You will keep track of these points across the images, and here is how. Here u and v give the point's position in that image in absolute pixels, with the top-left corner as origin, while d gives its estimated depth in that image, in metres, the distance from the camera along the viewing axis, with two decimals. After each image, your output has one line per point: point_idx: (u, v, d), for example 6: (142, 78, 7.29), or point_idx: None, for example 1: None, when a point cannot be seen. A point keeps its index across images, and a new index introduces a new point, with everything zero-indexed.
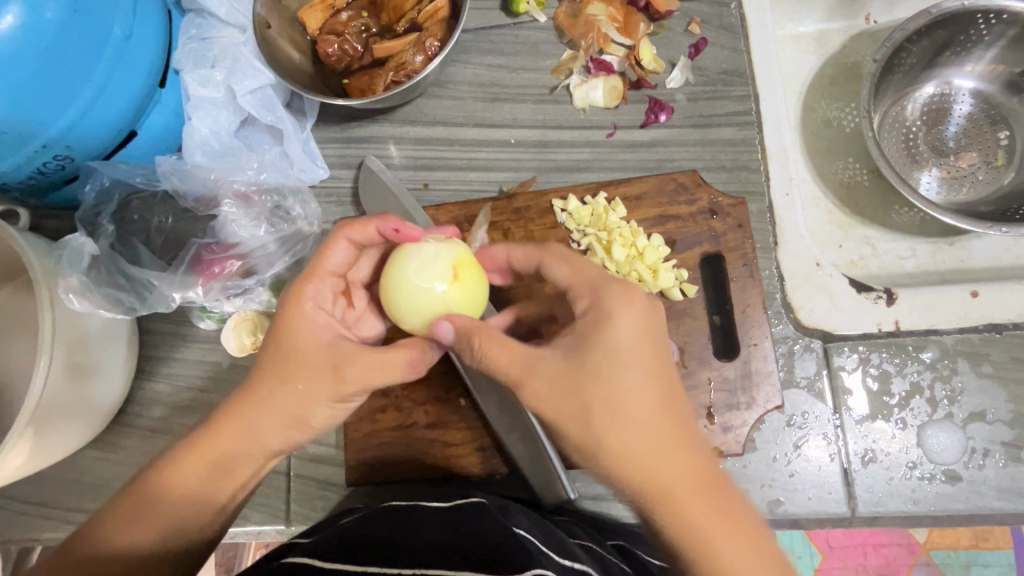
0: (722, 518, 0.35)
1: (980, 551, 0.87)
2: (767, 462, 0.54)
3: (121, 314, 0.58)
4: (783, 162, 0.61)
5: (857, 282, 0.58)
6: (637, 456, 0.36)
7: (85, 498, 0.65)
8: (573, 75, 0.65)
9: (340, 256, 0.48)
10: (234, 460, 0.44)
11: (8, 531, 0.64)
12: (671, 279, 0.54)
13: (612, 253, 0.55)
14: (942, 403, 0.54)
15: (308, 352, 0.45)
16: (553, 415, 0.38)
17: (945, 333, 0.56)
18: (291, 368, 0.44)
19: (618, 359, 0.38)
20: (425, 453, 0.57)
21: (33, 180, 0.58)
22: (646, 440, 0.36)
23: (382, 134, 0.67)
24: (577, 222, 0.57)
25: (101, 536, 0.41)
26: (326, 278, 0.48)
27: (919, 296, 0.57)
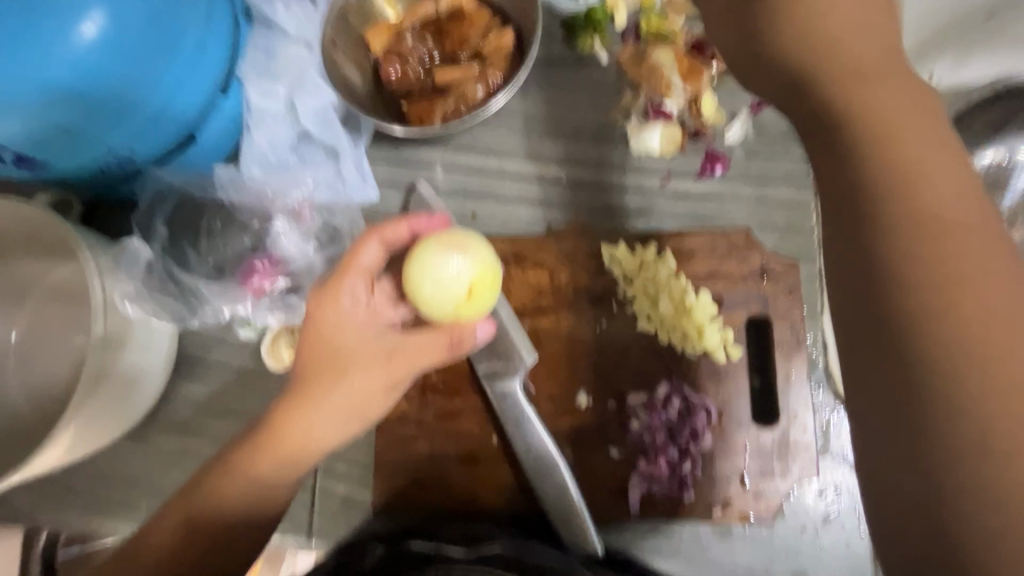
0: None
1: None
2: (796, 530, 0.54)
3: (170, 324, 0.60)
4: None
5: None
6: (936, 267, 0.28)
7: (111, 488, 0.66)
8: (631, 119, 0.64)
9: (371, 256, 0.49)
10: (284, 450, 0.48)
11: (36, 513, 0.66)
12: (717, 339, 0.54)
13: (658, 308, 0.55)
14: None
15: (342, 346, 0.49)
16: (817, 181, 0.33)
17: None
18: (331, 357, 0.49)
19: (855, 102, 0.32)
20: (452, 484, 0.58)
21: (93, 177, 0.59)
22: (953, 273, 0.28)
23: (433, 159, 0.67)
24: (624, 270, 0.57)
25: (173, 518, 0.48)
26: (359, 275, 0.49)
27: None
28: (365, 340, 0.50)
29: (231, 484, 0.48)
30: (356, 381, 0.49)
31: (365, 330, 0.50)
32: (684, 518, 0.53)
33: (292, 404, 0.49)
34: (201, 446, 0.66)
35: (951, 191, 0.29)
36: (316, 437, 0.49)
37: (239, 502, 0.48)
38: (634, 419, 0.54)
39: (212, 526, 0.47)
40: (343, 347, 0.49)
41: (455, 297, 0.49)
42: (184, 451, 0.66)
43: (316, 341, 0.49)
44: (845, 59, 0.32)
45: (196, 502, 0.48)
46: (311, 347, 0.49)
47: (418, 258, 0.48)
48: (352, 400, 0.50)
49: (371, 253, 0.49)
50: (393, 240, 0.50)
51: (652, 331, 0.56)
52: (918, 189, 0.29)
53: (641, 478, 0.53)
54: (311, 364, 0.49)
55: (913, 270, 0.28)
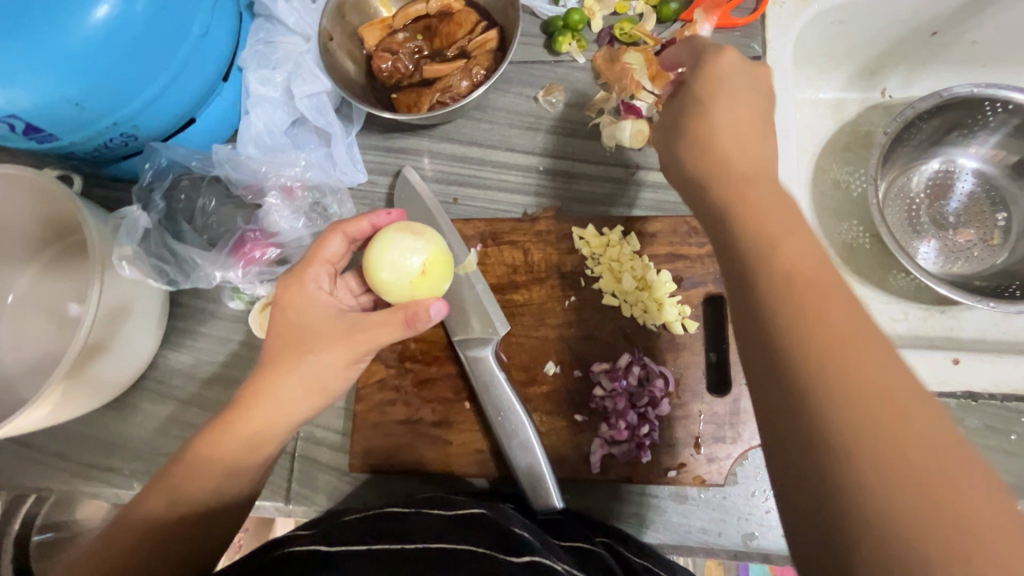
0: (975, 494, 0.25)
1: None
2: (746, 495, 0.57)
3: (164, 285, 0.63)
4: None
5: None
6: (789, 307, 0.32)
7: (96, 453, 0.68)
8: (604, 114, 0.69)
9: (334, 247, 0.56)
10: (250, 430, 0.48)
11: (21, 477, 0.68)
12: (675, 313, 0.58)
13: (622, 284, 0.59)
14: None
15: (308, 328, 0.52)
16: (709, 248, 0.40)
17: None
18: (296, 336, 0.51)
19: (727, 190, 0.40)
20: (426, 448, 0.60)
21: (97, 152, 0.63)
22: (806, 310, 0.32)
23: (420, 148, 0.72)
24: (591, 250, 0.62)
25: (137, 509, 0.45)
26: (322, 266, 0.55)
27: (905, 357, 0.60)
28: (328, 317, 0.52)
29: (191, 472, 0.46)
30: (319, 357, 0.50)
31: (327, 309, 0.53)
32: (642, 481, 0.57)
33: (252, 391, 0.49)
34: (186, 413, 0.68)
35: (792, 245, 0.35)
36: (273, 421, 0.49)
37: (202, 488, 0.46)
38: (598, 386, 0.58)
39: (171, 521, 0.44)
40: (306, 325, 0.52)
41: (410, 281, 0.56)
42: (169, 418, 0.68)
43: (285, 326, 0.52)
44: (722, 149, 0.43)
45: (159, 493, 0.45)
46: (279, 330, 0.52)
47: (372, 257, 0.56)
48: (311, 377, 0.50)
49: (334, 244, 0.56)
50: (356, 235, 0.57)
51: (617, 304, 0.60)
52: (783, 250, 0.35)
53: (603, 441, 0.57)
54: (280, 345, 0.51)
55: (768, 316, 0.33)
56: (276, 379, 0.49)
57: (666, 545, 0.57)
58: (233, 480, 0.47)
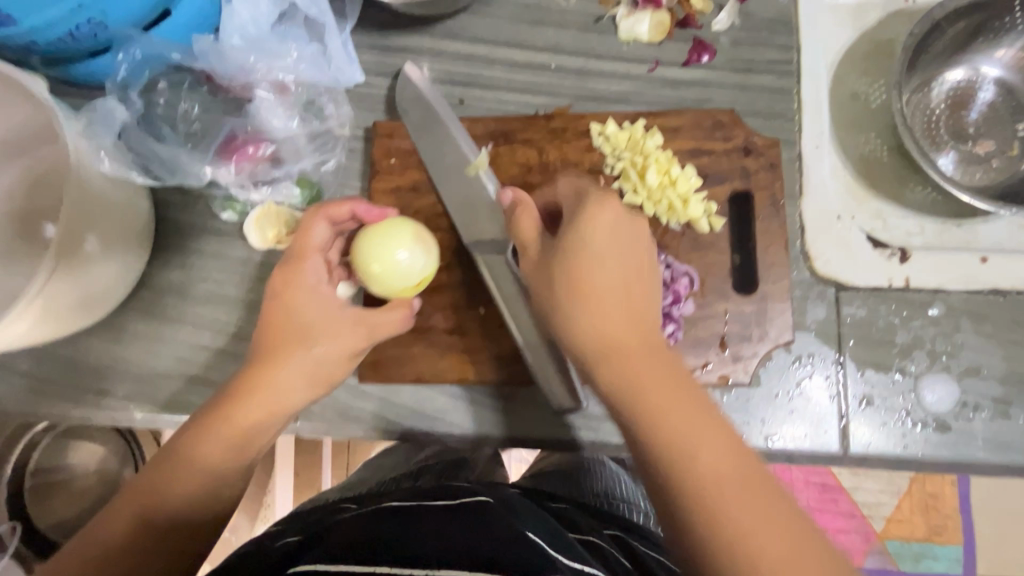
0: (731, 457, 0.38)
1: (933, 544, 1.07)
2: (770, 397, 0.56)
3: (149, 182, 0.59)
4: (816, 115, 0.62)
5: (873, 239, 0.60)
6: (642, 418, 0.40)
7: (87, 377, 0.64)
8: (621, 4, 0.64)
9: (321, 234, 0.51)
10: (252, 436, 0.47)
11: (9, 403, 0.64)
12: (700, 210, 0.56)
13: (646, 179, 0.56)
14: (940, 357, 0.56)
15: (307, 320, 0.49)
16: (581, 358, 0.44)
17: (952, 292, 0.58)
18: (293, 332, 0.48)
19: (588, 304, 0.44)
20: (441, 356, 0.58)
21: (60, 43, 0.55)
22: (651, 425, 0.40)
23: (421, 46, 0.66)
24: (612, 146, 0.58)
25: (102, 525, 0.43)
26: (317, 254, 0.51)
27: (932, 257, 0.59)
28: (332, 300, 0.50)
29: (175, 491, 0.45)
30: (321, 350, 0.48)
31: (328, 300, 0.50)
32: None
33: (246, 388, 0.47)
34: (181, 334, 0.65)
35: (626, 299, 0.44)
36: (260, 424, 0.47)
37: (185, 507, 0.45)
38: None
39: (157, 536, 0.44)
40: (305, 318, 0.49)
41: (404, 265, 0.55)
42: (163, 339, 0.64)
43: (285, 316, 0.49)
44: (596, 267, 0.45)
45: (126, 510, 0.44)
46: (274, 322, 0.49)
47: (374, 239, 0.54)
48: (311, 376, 0.48)
49: (319, 231, 0.51)
50: (341, 217, 0.52)
51: (639, 203, 0.57)
52: (620, 352, 0.43)
53: None
54: (270, 339, 0.48)
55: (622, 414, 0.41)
56: (270, 378, 0.47)
57: None
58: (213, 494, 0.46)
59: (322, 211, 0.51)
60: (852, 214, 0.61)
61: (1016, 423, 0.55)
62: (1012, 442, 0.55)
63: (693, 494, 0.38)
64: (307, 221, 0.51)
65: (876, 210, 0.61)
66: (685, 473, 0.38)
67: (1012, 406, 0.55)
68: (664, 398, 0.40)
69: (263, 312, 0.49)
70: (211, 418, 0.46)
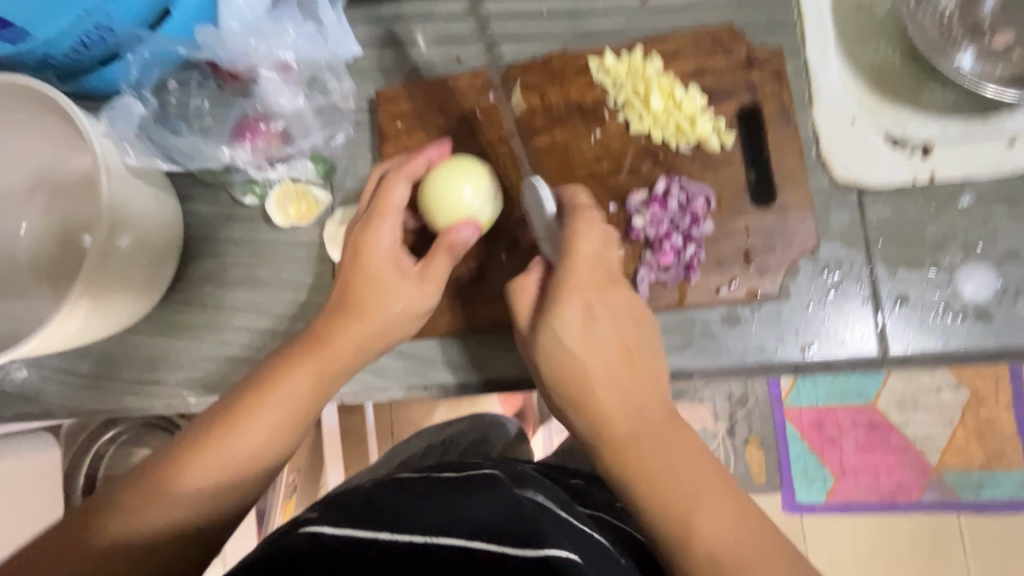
0: (732, 516, 0.42)
1: (996, 472, 1.03)
2: (801, 308, 0.56)
3: (172, 169, 0.61)
4: (819, 18, 0.60)
5: (893, 138, 0.58)
6: (628, 441, 0.46)
7: (140, 371, 0.68)
8: None
9: (400, 195, 0.56)
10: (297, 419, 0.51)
11: (72, 403, 0.68)
12: (708, 126, 0.57)
13: (650, 104, 0.57)
14: (976, 247, 0.55)
15: (388, 274, 0.55)
16: (573, 384, 0.50)
17: (983, 179, 0.56)
18: (376, 286, 0.54)
19: (581, 333, 0.50)
20: (472, 307, 0.60)
21: (74, 54, 0.57)
22: (632, 444, 0.46)
23: (412, 11, 0.67)
24: (613, 77, 0.60)
25: (99, 523, 0.44)
26: (395, 215, 0.56)
27: (958, 147, 0.57)
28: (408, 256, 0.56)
29: (186, 484, 0.47)
30: (398, 301, 0.55)
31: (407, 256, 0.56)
32: (692, 305, 0.56)
33: (277, 372, 0.52)
34: (221, 320, 0.67)
35: (615, 328, 0.50)
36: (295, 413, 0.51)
37: (191, 501, 0.46)
38: (637, 216, 0.57)
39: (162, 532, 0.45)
40: (394, 269, 0.55)
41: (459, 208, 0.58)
42: (204, 327, 0.68)
43: (363, 272, 0.55)
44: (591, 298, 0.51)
45: (135, 500, 0.45)
46: (353, 280, 0.55)
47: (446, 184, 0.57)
48: (392, 323, 0.55)
49: (400, 190, 0.56)
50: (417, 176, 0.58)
51: (646, 131, 0.58)
52: (605, 377, 0.49)
53: (649, 267, 0.56)
54: (344, 300, 0.55)
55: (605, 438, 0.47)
56: (354, 330, 0.54)
57: (727, 369, 0.56)
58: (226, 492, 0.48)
59: (406, 174, 0.58)
60: (871, 114, 0.59)
61: None
62: None
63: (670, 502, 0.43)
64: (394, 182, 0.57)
65: (900, 101, 0.59)
66: (683, 531, 0.42)
67: None
68: (665, 464, 0.44)
69: (341, 272, 0.56)
70: (251, 398, 0.50)
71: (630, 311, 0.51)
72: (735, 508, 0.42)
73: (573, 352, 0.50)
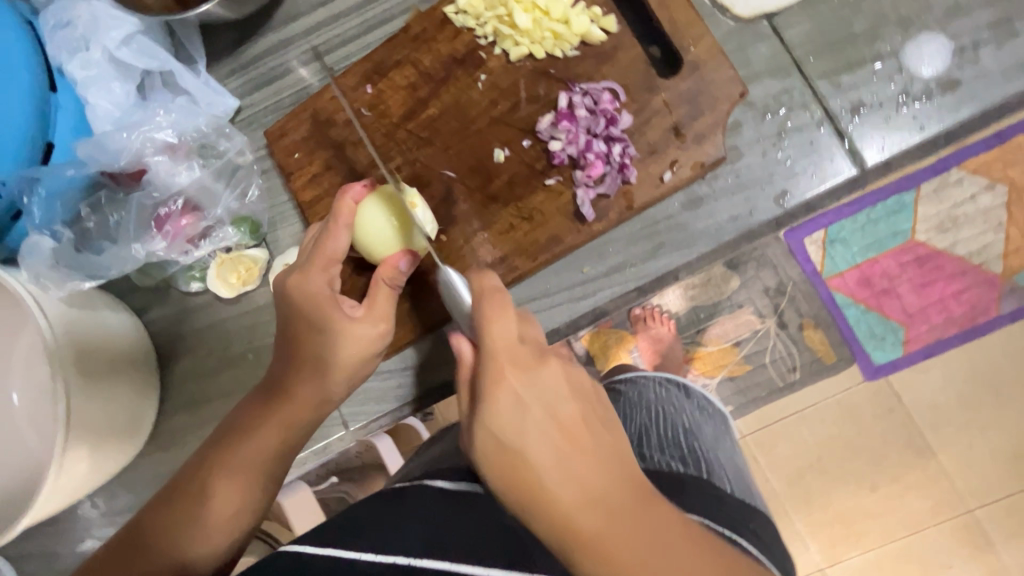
0: (633, 516, 0.50)
1: (891, 323, 1.51)
2: None
3: None
4: (712, 105, 0.75)
5: (793, 182, 0.76)
6: (573, 521, 0.49)
7: (179, 522, 0.68)
8: (525, 62, 0.80)
9: (493, 306, 0.61)
10: (540, 499, 0.51)
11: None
12: (586, 26, 0.76)
13: (526, 27, 0.77)
14: (847, 138, 0.75)
15: (494, 363, 0.57)
16: (520, 473, 0.52)
17: (865, 170, 0.75)
18: (492, 377, 0.56)
19: (528, 423, 0.54)
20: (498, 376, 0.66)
21: None
22: (578, 524, 0.49)
23: None
24: (529, 42, 0.78)
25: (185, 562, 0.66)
26: (504, 319, 0.60)
27: (844, 167, 0.75)
28: (486, 350, 0.58)
29: (195, 550, 0.67)
30: (537, 407, 0.55)
31: (503, 342, 0.58)
32: None
33: (508, 456, 0.53)
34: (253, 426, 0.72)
35: (567, 408, 0.56)
36: (575, 503, 0.50)
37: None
38: None
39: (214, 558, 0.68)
40: (511, 364, 0.57)
41: (382, 220, 0.77)
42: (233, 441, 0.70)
43: (501, 358, 0.57)
44: (547, 388, 0.56)
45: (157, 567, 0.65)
46: (500, 362, 0.57)
47: (375, 214, 0.77)
48: (597, 430, 0.56)
49: (491, 305, 0.61)
50: (492, 283, 0.64)
51: (534, 53, 0.79)
52: (546, 459, 0.52)
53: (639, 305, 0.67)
54: (498, 392, 0.55)
55: (554, 522, 0.50)
56: (512, 417, 0.54)
57: None
58: (218, 536, 0.68)
59: (497, 290, 0.62)
60: (770, 175, 0.77)
61: (906, 107, 0.74)
62: (909, 127, 0.74)
63: (624, 568, 0.47)
64: (484, 293, 0.62)
65: (808, 141, 0.76)
66: (598, 553, 0.48)
67: (900, 99, 0.74)
68: (573, 484, 0.51)
69: (483, 350, 0.58)
70: (512, 474, 0.53)
71: (567, 387, 0.57)
72: (674, 542, 0.49)
73: (521, 442, 0.53)
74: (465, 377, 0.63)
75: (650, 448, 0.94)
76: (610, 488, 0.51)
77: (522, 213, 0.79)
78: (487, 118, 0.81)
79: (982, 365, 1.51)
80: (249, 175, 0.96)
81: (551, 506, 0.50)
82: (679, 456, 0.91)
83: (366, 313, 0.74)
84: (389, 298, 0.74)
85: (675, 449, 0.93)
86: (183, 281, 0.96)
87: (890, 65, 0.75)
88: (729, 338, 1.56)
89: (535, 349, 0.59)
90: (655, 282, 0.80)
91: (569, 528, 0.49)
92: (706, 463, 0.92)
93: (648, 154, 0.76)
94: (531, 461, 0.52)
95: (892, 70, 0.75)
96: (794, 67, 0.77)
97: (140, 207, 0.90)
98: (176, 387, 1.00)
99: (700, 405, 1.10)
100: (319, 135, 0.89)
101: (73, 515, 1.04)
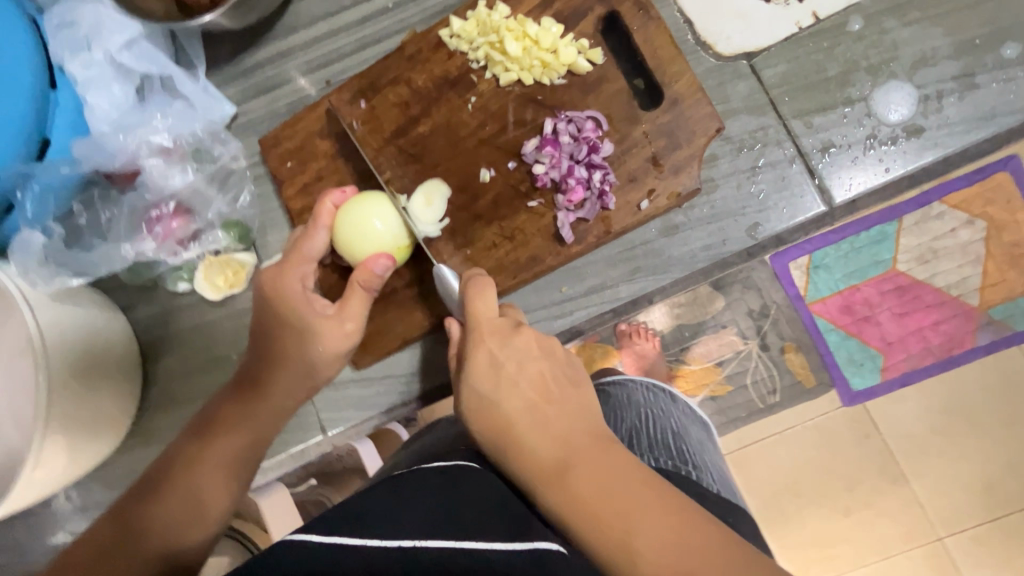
0: (601, 462, 0.56)
1: (867, 346, 1.54)
2: None
3: None
4: (691, 139, 0.78)
5: (766, 214, 0.80)
6: (543, 465, 0.57)
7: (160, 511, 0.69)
8: (514, 88, 0.83)
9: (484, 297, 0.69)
10: (517, 443, 0.59)
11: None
12: (573, 57, 0.80)
13: (516, 56, 0.80)
14: (818, 176, 0.79)
15: (476, 323, 0.67)
16: (495, 421, 0.61)
17: (834, 206, 0.79)
18: (475, 338, 0.66)
19: (502, 378, 0.63)
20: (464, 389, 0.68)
21: None
22: (546, 465, 0.57)
23: None
24: (518, 69, 0.81)
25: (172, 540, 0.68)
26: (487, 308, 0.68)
27: (815, 203, 0.79)
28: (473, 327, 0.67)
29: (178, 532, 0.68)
30: (512, 359, 0.64)
31: (490, 319, 0.67)
32: None
33: (485, 406, 0.62)
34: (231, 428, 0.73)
35: (537, 364, 0.64)
36: (546, 450, 0.58)
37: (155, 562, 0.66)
38: None
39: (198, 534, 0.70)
40: (494, 336, 0.66)
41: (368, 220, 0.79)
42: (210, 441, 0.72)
43: (482, 322, 0.67)
44: (522, 351, 0.65)
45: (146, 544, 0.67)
46: (479, 327, 0.66)
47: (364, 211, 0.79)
48: (570, 391, 0.63)
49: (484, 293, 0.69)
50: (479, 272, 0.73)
51: (524, 80, 0.82)
52: (516, 406, 0.61)
53: None
54: (478, 351, 0.65)
55: (530, 469, 0.58)
56: (486, 373, 0.63)
57: None
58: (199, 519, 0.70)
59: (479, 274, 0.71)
60: (745, 206, 0.80)
61: (874, 148, 0.78)
62: (877, 167, 0.78)
63: (594, 512, 0.53)
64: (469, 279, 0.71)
65: (780, 176, 0.80)
66: (563, 488, 0.55)
67: (869, 141, 0.78)
68: (542, 431, 0.59)
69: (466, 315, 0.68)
70: (490, 421, 0.61)
71: (537, 347, 0.65)
72: (637, 485, 0.55)
73: (494, 391, 0.62)
74: (454, 354, 0.70)
75: (640, 447, 0.94)
76: (579, 435, 0.59)
77: (504, 232, 0.82)
78: (475, 139, 0.84)
79: (954, 394, 1.54)
80: (241, 181, 0.98)
81: (523, 450, 0.59)
82: (668, 456, 0.93)
83: (336, 310, 0.76)
84: (362, 304, 0.76)
85: (664, 450, 0.94)
86: (171, 282, 0.98)
87: (860, 110, 0.78)
88: (712, 357, 1.59)
89: (511, 321, 0.68)
90: (631, 304, 0.83)
91: (543, 470, 0.57)
92: (692, 463, 0.95)
93: (627, 183, 0.80)
94: (504, 409, 0.61)
95: (862, 114, 0.78)
96: (770, 106, 0.80)
97: (132, 209, 0.94)
98: (160, 383, 1.01)
99: (684, 412, 1.11)
100: (312, 145, 0.91)
101: (49, 510, 1.04)
